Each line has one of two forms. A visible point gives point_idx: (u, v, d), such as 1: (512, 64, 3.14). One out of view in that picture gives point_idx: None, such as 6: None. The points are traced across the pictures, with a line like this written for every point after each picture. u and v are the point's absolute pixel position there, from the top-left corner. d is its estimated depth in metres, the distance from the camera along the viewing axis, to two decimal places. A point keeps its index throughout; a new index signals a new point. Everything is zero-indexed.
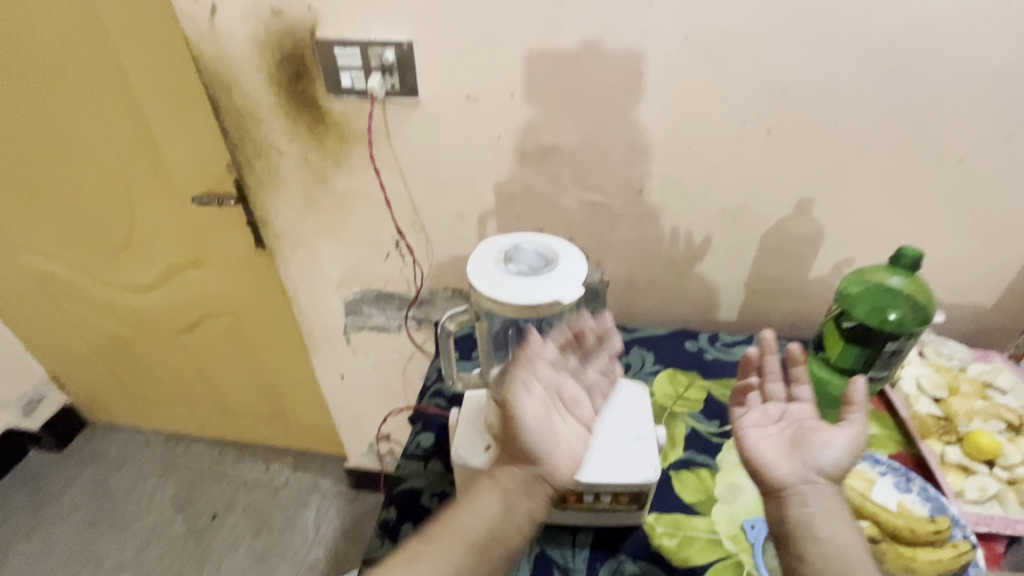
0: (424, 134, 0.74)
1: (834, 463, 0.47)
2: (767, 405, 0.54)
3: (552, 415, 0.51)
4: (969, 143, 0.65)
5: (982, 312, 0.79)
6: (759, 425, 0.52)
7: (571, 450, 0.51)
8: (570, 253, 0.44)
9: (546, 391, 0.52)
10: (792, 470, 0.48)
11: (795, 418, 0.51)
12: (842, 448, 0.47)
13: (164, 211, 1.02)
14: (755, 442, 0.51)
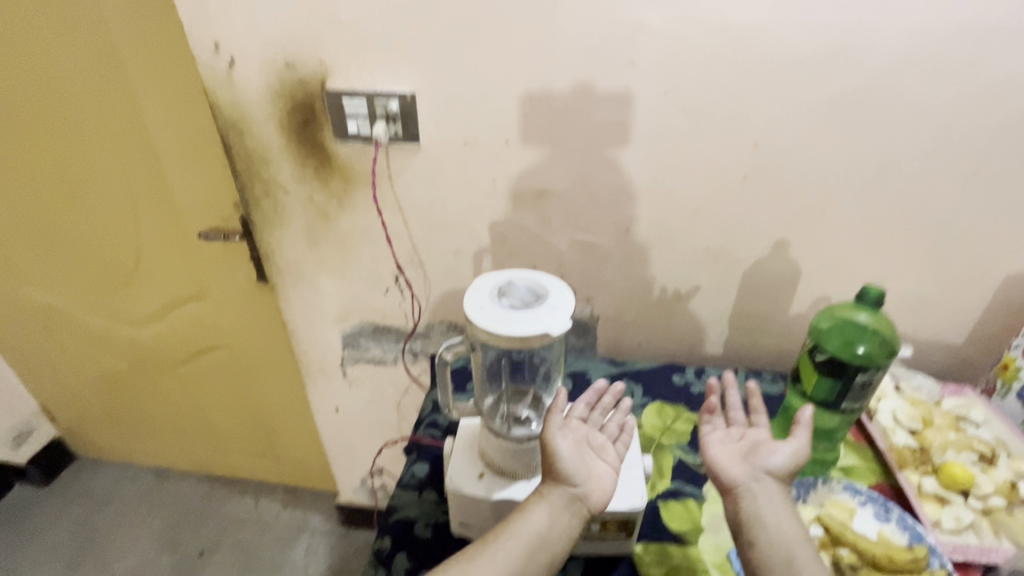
0: (425, 176, 0.79)
1: (779, 468, 0.51)
2: (728, 425, 0.57)
3: (584, 453, 0.52)
4: (927, 190, 0.70)
5: (953, 348, 0.83)
6: (720, 439, 0.55)
7: (604, 485, 0.51)
8: (559, 288, 0.47)
9: (576, 437, 0.53)
10: (745, 474, 0.52)
11: (753, 434, 0.55)
12: (789, 453, 0.51)
13: (170, 246, 1.05)
14: (714, 453, 0.54)
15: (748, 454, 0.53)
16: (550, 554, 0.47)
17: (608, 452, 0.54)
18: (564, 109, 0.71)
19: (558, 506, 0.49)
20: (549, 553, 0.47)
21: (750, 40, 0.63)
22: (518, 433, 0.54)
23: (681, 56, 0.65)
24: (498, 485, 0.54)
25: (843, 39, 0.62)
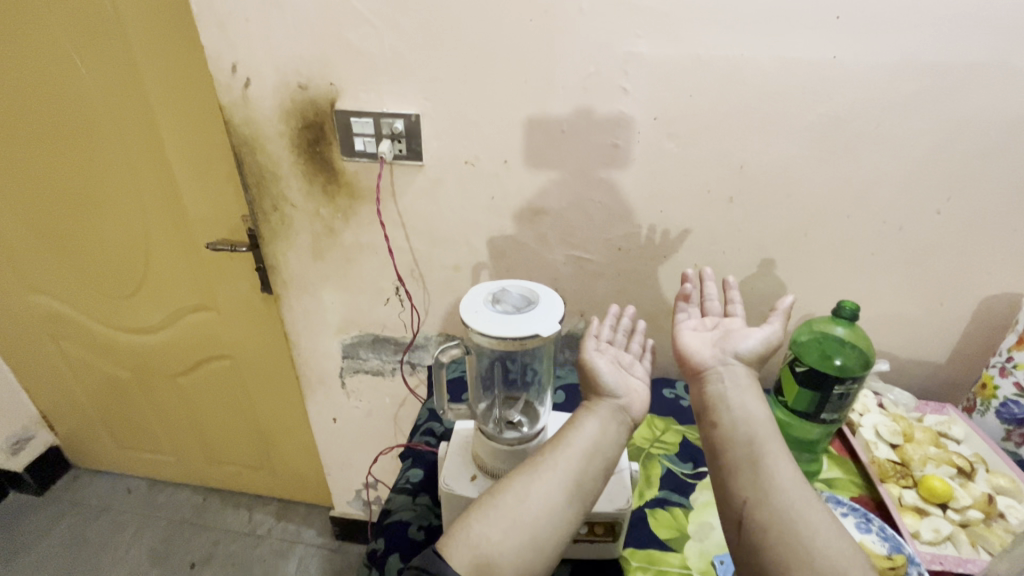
0: (427, 193, 0.83)
1: (748, 350, 0.58)
2: (704, 316, 0.65)
3: (621, 370, 0.61)
4: (905, 216, 0.74)
5: (937, 368, 0.85)
6: (694, 327, 0.63)
7: (640, 394, 0.59)
8: (550, 295, 0.51)
9: (611, 359, 0.62)
10: (713, 356, 0.59)
11: (726, 323, 0.62)
12: (756, 340, 0.58)
13: (178, 257, 1.08)
14: (687, 337, 0.62)
15: (721, 339, 0.60)
16: (605, 459, 0.53)
17: (637, 369, 0.63)
18: (560, 132, 0.75)
19: (607, 416, 0.55)
20: (604, 458, 0.52)
21: (734, 73, 0.68)
22: (509, 436, 0.56)
23: (669, 86, 0.70)
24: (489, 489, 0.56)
25: (821, 74, 0.66)
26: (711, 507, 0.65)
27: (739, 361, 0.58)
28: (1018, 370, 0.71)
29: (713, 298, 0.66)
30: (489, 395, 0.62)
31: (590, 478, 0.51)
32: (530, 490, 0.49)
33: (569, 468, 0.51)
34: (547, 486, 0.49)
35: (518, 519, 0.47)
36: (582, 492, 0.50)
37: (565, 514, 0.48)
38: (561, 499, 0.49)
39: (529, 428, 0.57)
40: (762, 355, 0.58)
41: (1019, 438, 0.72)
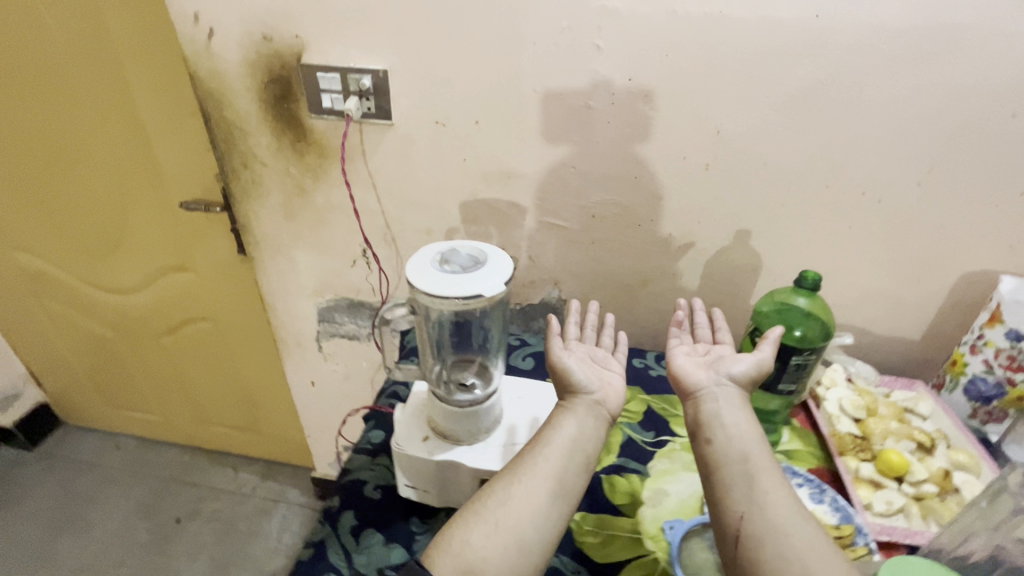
0: (399, 154, 0.80)
1: (742, 373, 0.55)
2: (695, 342, 0.64)
3: (594, 366, 0.60)
4: (885, 187, 0.72)
5: (911, 345, 0.85)
6: (686, 350, 0.61)
7: (615, 388, 0.59)
8: (498, 255, 0.49)
9: (583, 355, 0.62)
10: (709, 378, 0.55)
11: (717, 349, 0.60)
12: (749, 361, 0.55)
13: (154, 217, 1.07)
14: (681, 360, 0.59)
15: (715, 364, 0.57)
16: (585, 454, 0.52)
17: (613, 363, 0.62)
18: (532, 93, 0.73)
19: (584, 414, 0.55)
20: (584, 454, 0.52)
21: (710, 31, 0.65)
22: (461, 398, 0.55)
23: (644, 44, 0.67)
24: (440, 448, 0.56)
25: (801, 34, 0.63)
26: (667, 475, 0.65)
27: (733, 382, 0.55)
28: (988, 348, 0.70)
29: (702, 324, 0.65)
30: (442, 358, 0.61)
31: (563, 473, 0.50)
32: (511, 493, 0.48)
33: (549, 468, 0.50)
34: (533, 488, 0.48)
35: (500, 523, 0.46)
36: (566, 490, 0.49)
37: (550, 516, 0.47)
38: (546, 501, 0.48)
39: (483, 390, 0.56)
40: (755, 378, 0.55)
41: (984, 415, 0.73)
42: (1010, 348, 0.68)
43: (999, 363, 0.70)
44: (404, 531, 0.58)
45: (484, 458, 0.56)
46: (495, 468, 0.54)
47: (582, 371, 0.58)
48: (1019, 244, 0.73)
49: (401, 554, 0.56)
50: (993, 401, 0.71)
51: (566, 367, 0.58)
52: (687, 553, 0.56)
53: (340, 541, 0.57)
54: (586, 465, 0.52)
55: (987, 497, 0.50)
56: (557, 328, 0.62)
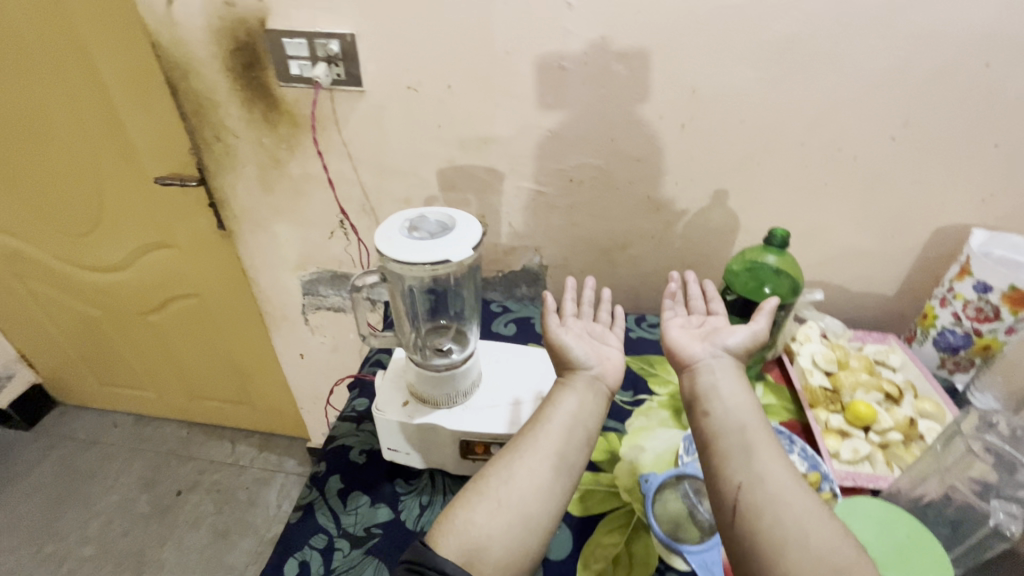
0: (373, 122, 0.79)
1: (738, 344, 0.54)
2: (689, 313, 0.61)
3: (592, 342, 0.61)
4: (860, 143, 0.72)
5: (884, 301, 0.86)
6: (680, 322, 0.59)
7: (613, 361, 0.59)
8: (467, 220, 0.50)
9: (580, 330, 0.62)
10: (704, 350, 0.54)
11: (711, 320, 0.58)
12: (744, 333, 0.54)
13: (130, 194, 1.05)
14: (675, 334, 0.57)
15: (710, 336, 0.55)
16: (586, 431, 0.53)
17: (610, 338, 0.62)
18: (505, 54, 0.71)
19: (584, 390, 0.55)
20: (585, 430, 0.53)
21: None
22: (437, 362, 0.56)
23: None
24: (420, 411, 0.58)
25: None
26: (644, 432, 0.67)
27: (729, 353, 0.53)
28: (957, 301, 0.72)
29: (696, 295, 0.62)
30: (416, 323, 0.62)
31: (558, 445, 0.51)
32: (514, 471, 0.49)
33: (550, 445, 0.51)
34: (534, 465, 0.49)
35: (502, 501, 0.47)
36: (567, 464, 0.50)
37: (553, 492, 0.48)
38: (547, 477, 0.49)
39: (460, 354, 0.58)
40: (750, 349, 0.54)
41: (953, 365, 0.74)
42: (977, 301, 0.70)
43: (967, 316, 0.71)
44: (390, 491, 0.60)
45: (495, 423, 0.57)
46: (508, 432, 0.56)
47: (581, 347, 0.58)
48: (992, 198, 0.74)
49: (388, 513, 0.58)
50: (959, 350, 0.73)
51: (565, 346, 0.58)
52: (661, 503, 0.58)
53: (328, 503, 0.59)
54: (587, 441, 0.53)
55: (940, 439, 0.53)
56: (554, 305, 0.63)
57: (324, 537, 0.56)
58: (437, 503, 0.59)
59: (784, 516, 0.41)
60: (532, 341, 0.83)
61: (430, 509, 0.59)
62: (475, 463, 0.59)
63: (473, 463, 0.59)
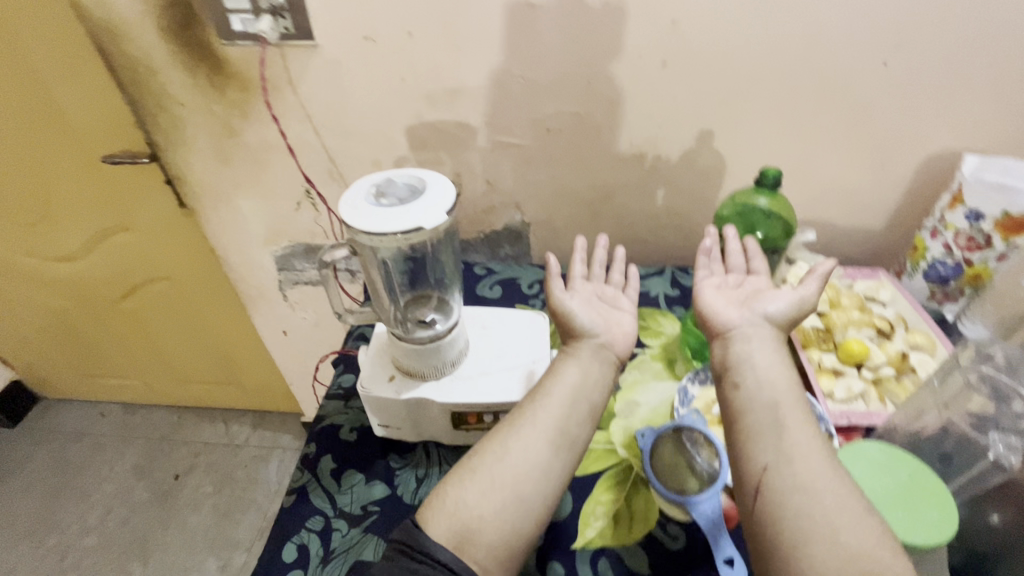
0: (329, 79, 0.73)
1: (779, 313, 0.53)
2: (725, 271, 0.58)
3: (599, 307, 0.59)
4: (849, 70, 0.68)
5: (874, 236, 0.85)
6: (716, 283, 0.57)
7: (624, 327, 0.58)
8: (438, 180, 0.46)
9: (589, 295, 0.61)
10: (743, 318, 0.53)
11: (749, 282, 0.56)
12: (787, 300, 0.53)
13: (77, 177, 0.98)
14: (711, 298, 0.55)
15: (750, 302, 0.54)
16: (588, 403, 0.51)
17: (623, 301, 0.61)
18: None
19: (589, 361, 0.54)
20: (588, 404, 0.51)
21: None
22: (420, 335, 0.53)
23: None
24: (407, 386, 0.55)
25: None
26: (638, 386, 0.66)
27: (769, 322, 0.52)
28: (948, 231, 0.70)
29: (734, 251, 0.59)
30: (393, 294, 0.58)
31: (555, 418, 0.50)
32: (508, 449, 0.48)
33: (549, 420, 0.50)
34: (531, 442, 0.48)
35: (496, 480, 0.46)
36: (567, 439, 0.49)
37: (552, 468, 0.48)
38: (546, 453, 0.48)
39: (444, 324, 0.55)
40: (792, 318, 0.53)
41: (941, 296, 0.74)
42: (969, 230, 0.69)
43: (958, 246, 0.70)
44: (384, 467, 0.59)
45: (489, 390, 0.55)
46: (504, 400, 0.54)
47: (587, 315, 0.57)
48: (984, 121, 0.71)
49: (384, 489, 0.57)
50: (949, 281, 0.72)
51: (570, 314, 0.57)
52: (659, 457, 0.58)
53: (321, 484, 0.58)
54: (589, 413, 0.51)
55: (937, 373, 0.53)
56: (558, 269, 0.60)
57: (321, 518, 0.55)
58: (433, 477, 0.58)
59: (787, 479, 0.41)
60: (519, 302, 0.81)
61: (426, 482, 0.57)
62: (469, 433, 0.58)
63: (467, 433, 0.58)
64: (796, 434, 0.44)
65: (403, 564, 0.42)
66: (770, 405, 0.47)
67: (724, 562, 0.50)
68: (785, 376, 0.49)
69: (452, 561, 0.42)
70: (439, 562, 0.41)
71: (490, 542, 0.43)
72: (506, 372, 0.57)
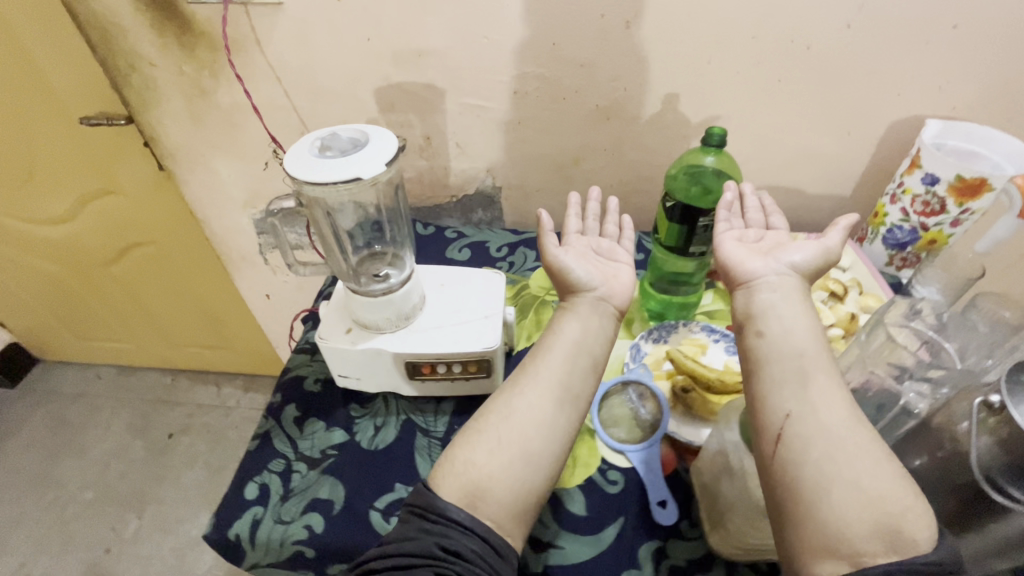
0: (296, 39, 0.73)
1: (804, 262, 0.51)
2: (745, 227, 0.57)
3: (597, 262, 0.61)
4: (814, 31, 0.67)
5: (840, 202, 0.86)
6: (736, 236, 0.55)
7: (623, 280, 0.59)
8: (381, 135, 0.47)
9: (584, 249, 0.62)
10: (767, 266, 0.51)
11: (771, 236, 0.55)
12: (813, 251, 0.52)
13: (56, 140, 0.98)
14: (731, 249, 0.54)
15: (775, 252, 0.52)
16: (590, 356, 0.52)
17: (619, 253, 0.63)
18: None
19: (587, 315, 0.55)
20: (589, 356, 0.52)
21: None
22: (375, 288, 0.56)
23: None
24: (363, 337, 0.58)
25: None
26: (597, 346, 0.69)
27: (795, 273, 0.51)
28: (906, 196, 0.71)
29: (753, 208, 0.59)
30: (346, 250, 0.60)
31: (565, 375, 0.50)
32: (513, 407, 0.48)
33: (551, 377, 0.50)
34: (536, 398, 0.49)
35: (504, 439, 0.47)
36: (572, 393, 0.50)
37: (557, 424, 0.48)
38: (552, 410, 0.48)
39: (397, 279, 0.57)
40: (818, 268, 0.52)
41: (900, 262, 0.76)
42: (925, 195, 0.69)
43: (915, 211, 0.71)
44: (345, 416, 0.62)
45: (445, 341, 0.57)
46: (457, 351, 0.57)
47: (583, 269, 0.58)
48: (950, 85, 0.70)
49: (342, 435, 0.60)
50: (907, 246, 0.74)
51: (566, 267, 0.57)
52: (606, 410, 0.61)
53: (284, 430, 0.61)
54: (592, 366, 0.52)
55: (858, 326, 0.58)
56: (551, 225, 0.60)
57: (282, 461, 0.58)
58: (391, 425, 0.61)
59: (796, 435, 0.41)
60: (487, 264, 0.83)
61: (384, 430, 0.60)
62: (424, 383, 0.60)
63: (422, 384, 0.60)
64: (810, 377, 0.43)
65: (417, 525, 0.43)
66: (769, 356, 0.46)
67: (657, 504, 0.54)
68: (807, 325, 0.47)
69: (465, 517, 0.43)
70: (452, 520, 0.42)
71: (504, 498, 0.44)
72: (462, 324, 0.59)
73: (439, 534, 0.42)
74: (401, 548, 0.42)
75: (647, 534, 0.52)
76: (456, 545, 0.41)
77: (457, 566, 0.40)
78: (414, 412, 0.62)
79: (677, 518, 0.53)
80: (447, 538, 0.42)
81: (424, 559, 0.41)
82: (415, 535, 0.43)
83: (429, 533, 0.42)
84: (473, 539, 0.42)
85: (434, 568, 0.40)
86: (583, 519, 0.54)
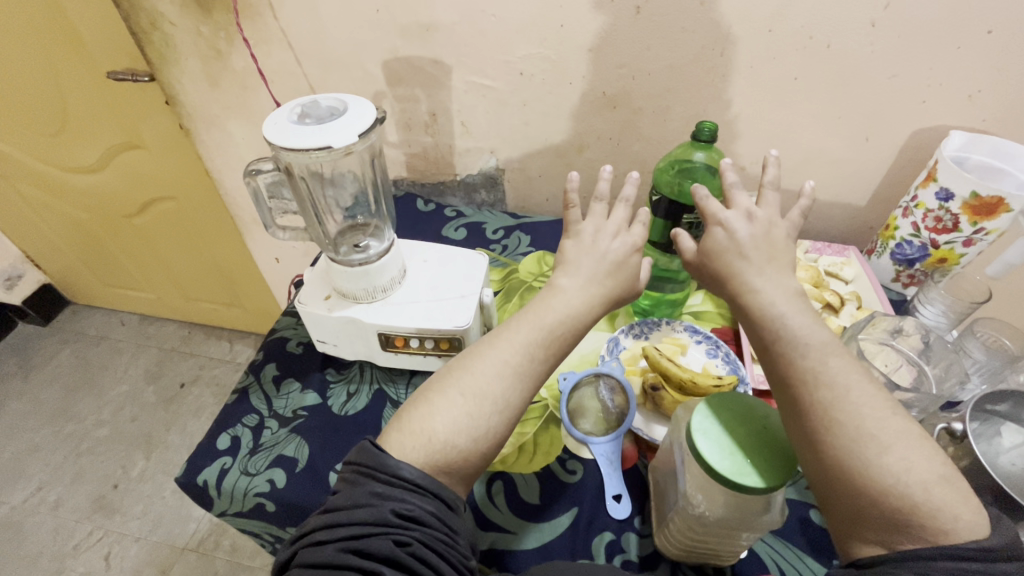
0: (306, 6, 0.73)
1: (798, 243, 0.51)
2: None
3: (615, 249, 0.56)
4: (833, 29, 0.64)
5: (853, 212, 0.82)
6: None
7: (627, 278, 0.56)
8: (360, 106, 0.48)
9: None
10: None
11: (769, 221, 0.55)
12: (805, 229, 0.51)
13: (85, 92, 1.02)
14: None
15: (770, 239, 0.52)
16: None
17: None
18: None
19: None
20: None
21: None
22: (354, 257, 0.57)
23: None
24: (339, 305, 0.59)
25: None
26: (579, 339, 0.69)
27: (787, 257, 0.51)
28: (918, 210, 0.67)
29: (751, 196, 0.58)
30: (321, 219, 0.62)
31: (561, 357, 0.48)
32: None
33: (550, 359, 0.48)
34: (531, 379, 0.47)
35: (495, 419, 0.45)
36: None
37: None
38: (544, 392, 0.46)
39: (376, 250, 0.58)
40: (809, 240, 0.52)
41: (906, 279, 0.73)
42: (938, 210, 0.65)
43: (926, 226, 0.67)
44: (320, 379, 0.64)
45: (419, 316, 0.58)
46: (428, 327, 0.57)
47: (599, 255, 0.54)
48: (981, 95, 0.66)
49: (315, 397, 0.62)
50: (915, 263, 0.71)
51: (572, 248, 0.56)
52: (576, 401, 0.61)
53: (262, 388, 0.63)
54: None
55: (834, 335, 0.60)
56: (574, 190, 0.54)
57: (255, 417, 0.60)
58: (363, 393, 0.62)
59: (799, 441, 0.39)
60: (479, 246, 0.83)
61: (356, 398, 0.62)
62: (397, 356, 0.61)
63: (395, 356, 0.61)
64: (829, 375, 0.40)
65: (367, 488, 0.40)
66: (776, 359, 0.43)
67: (612, 498, 0.54)
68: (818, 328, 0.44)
69: (419, 477, 0.40)
70: (406, 480, 0.39)
71: None
72: (437, 302, 0.59)
73: (393, 499, 0.39)
74: (353, 517, 0.38)
75: (600, 525, 0.52)
76: (411, 510, 0.38)
77: (417, 531, 0.38)
78: (387, 383, 0.63)
79: (630, 513, 0.53)
80: (402, 503, 0.39)
81: (379, 527, 0.37)
82: (366, 499, 0.39)
83: (381, 497, 0.39)
84: (429, 500, 0.39)
85: (392, 536, 0.37)
86: (535, 504, 0.54)
